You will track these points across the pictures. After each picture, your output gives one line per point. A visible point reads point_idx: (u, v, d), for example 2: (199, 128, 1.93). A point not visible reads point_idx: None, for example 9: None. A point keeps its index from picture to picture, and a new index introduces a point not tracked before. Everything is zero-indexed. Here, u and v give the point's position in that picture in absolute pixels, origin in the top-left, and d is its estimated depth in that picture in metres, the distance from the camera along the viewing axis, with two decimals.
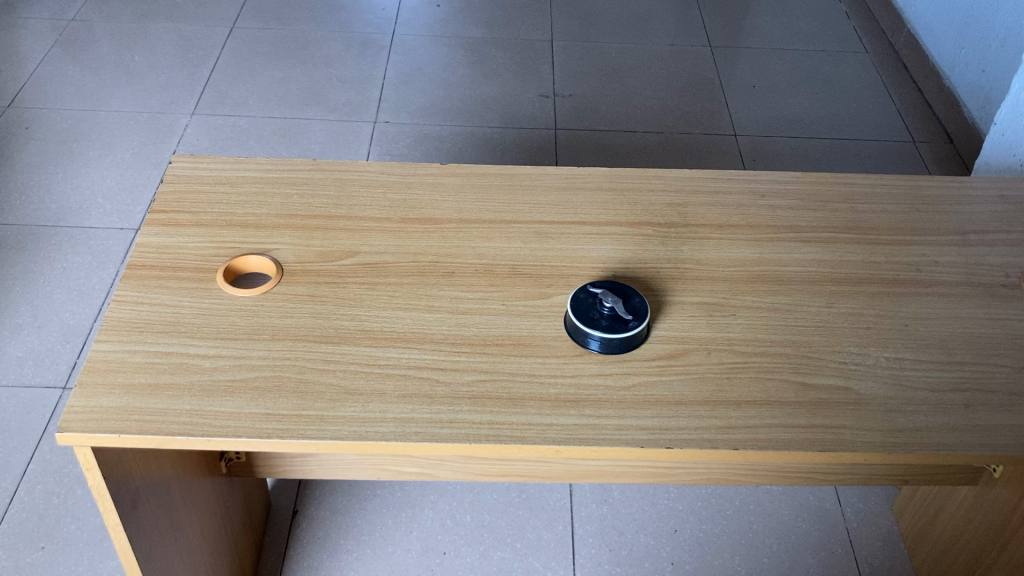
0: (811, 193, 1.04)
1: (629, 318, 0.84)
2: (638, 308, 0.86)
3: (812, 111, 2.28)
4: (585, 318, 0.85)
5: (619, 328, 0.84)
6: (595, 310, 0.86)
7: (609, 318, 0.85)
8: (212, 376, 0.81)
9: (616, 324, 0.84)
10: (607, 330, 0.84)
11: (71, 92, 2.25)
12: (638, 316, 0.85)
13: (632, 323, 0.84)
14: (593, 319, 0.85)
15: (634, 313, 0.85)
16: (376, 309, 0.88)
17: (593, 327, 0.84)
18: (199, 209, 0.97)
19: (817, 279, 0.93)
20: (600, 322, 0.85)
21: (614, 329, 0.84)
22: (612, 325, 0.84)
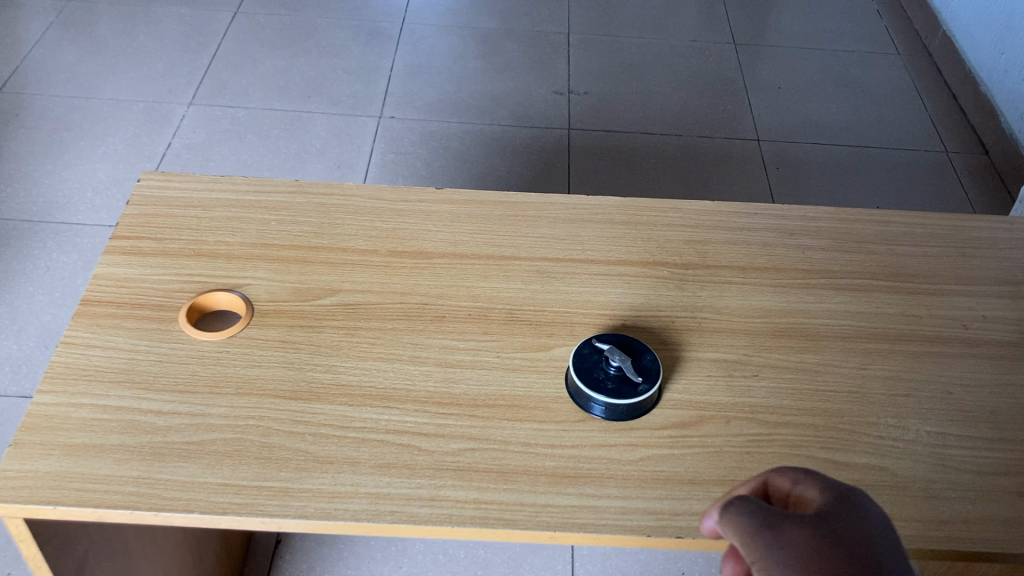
0: (844, 232, 0.94)
1: (639, 380, 0.74)
2: (650, 369, 0.76)
3: (840, 116, 2.17)
4: (589, 379, 0.75)
5: (626, 392, 0.74)
6: (601, 370, 0.76)
7: (616, 380, 0.75)
8: (165, 437, 0.71)
9: (624, 387, 0.74)
10: (613, 395, 0.74)
11: (64, 77, 2.15)
12: (648, 378, 0.75)
13: (642, 386, 0.74)
14: (597, 380, 0.75)
15: (644, 374, 0.75)
16: (356, 359, 0.78)
17: (597, 391, 0.74)
18: (165, 236, 0.87)
19: (851, 335, 0.83)
20: (605, 384, 0.75)
21: (621, 394, 0.74)
22: (620, 389, 0.74)
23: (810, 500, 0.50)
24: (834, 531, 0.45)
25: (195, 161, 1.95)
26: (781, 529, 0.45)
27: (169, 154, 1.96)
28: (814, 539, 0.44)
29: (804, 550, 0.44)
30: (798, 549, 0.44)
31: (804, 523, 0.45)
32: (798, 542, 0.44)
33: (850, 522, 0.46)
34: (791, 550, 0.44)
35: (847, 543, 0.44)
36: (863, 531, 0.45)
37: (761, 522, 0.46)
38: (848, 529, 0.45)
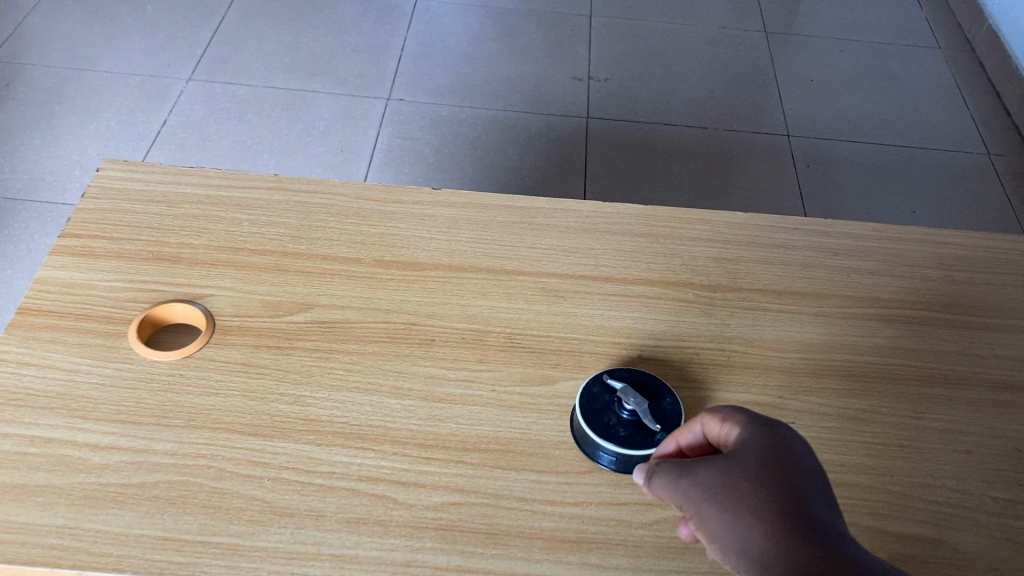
0: (895, 253, 0.82)
1: (657, 429, 0.63)
2: (669, 414, 0.65)
3: (876, 113, 2.04)
4: (598, 424, 0.64)
5: (641, 442, 0.63)
6: (612, 413, 0.65)
7: (630, 427, 0.64)
8: (100, 477, 0.61)
9: (638, 435, 0.64)
10: (624, 445, 0.63)
11: (59, 47, 2.05)
12: (667, 425, 0.64)
13: (659, 434, 0.63)
14: (608, 425, 0.64)
15: (663, 419, 0.64)
16: (329, 389, 0.68)
17: (606, 439, 0.63)
18: (122, 235, 0.77)
19: (902, 377, 0.72)
20: (616, 432, 0.64)
21: (635, 444, 0.63)
22: (634, 436, 0.64)
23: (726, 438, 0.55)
24: (741, 459, 0.51)
25: (191, 141, 1.84)
26: (697, 470, 0.52)
27: (165, 132, 1.85)
28: (727, 472, 0.51)
29: (716, 482, 0.50)
30: (711, 483, 0.50)
31: (717, 464, 0.51)
32: (710, 477, 0.51)
33: (755, 451, 0.52)
34: (704, 486, 0.51)
35: (756, 468, 0.50)
36: (767, 454, 0.51)
37: (682, 467, 0.53)
38: (757, 452, 0.52)
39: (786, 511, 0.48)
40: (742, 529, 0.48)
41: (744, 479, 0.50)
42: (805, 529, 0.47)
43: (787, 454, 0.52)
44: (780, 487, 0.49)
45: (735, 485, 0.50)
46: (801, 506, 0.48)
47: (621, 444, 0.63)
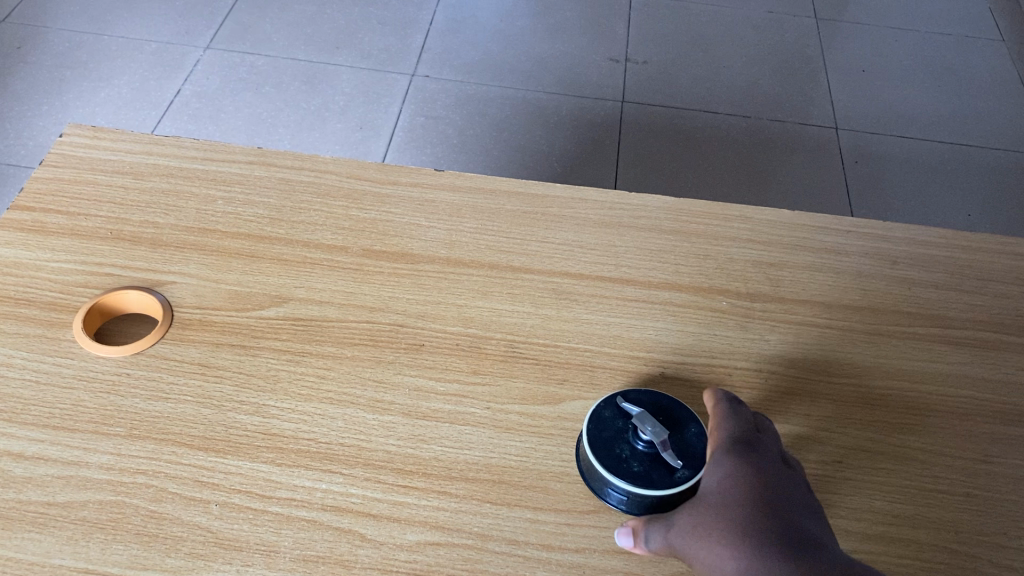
0: (964, 264, 0.71)
1: (679, 465, 0.51)
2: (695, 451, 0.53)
3: (932, 108, 1.91)
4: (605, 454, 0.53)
5: (657, 480, 0.51)
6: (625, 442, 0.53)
7: (646, 461, 0.52)
8: (21, 494, 0.52)
9: (655, 472, 0.52)
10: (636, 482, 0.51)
11: (75, 11, 1.97)
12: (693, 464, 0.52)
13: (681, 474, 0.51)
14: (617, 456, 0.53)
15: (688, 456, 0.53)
16: (296, 399, 0.58)
17: (616, 473, 0.52)
18: (79, 210, 0.68)
19: (971, 412, 0.61)
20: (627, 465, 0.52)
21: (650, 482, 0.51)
22: (651, 472, 0.52)
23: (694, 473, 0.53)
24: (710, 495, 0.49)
25: (205, 112, 1.76)
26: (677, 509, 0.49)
27: (178, 102, 1.77)
28: (708, 505, 0.48)
29: (695, 518, 0.48)
30: (690, 520, 0.48)
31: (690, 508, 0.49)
32: (688, 515, 0.49)
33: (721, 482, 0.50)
34: (685, 525, 0.48)
35: (737, 497, 0.48)
36: (732, 481, 0.49)
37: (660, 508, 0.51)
38: (735, 478, 0.50)
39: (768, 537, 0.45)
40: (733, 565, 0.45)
41: (726, 510, 0.48)
42: (797, 556, 0.44)
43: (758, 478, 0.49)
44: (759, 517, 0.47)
45: (717, 519, 0.47)
46: (791, 532, 0.46)
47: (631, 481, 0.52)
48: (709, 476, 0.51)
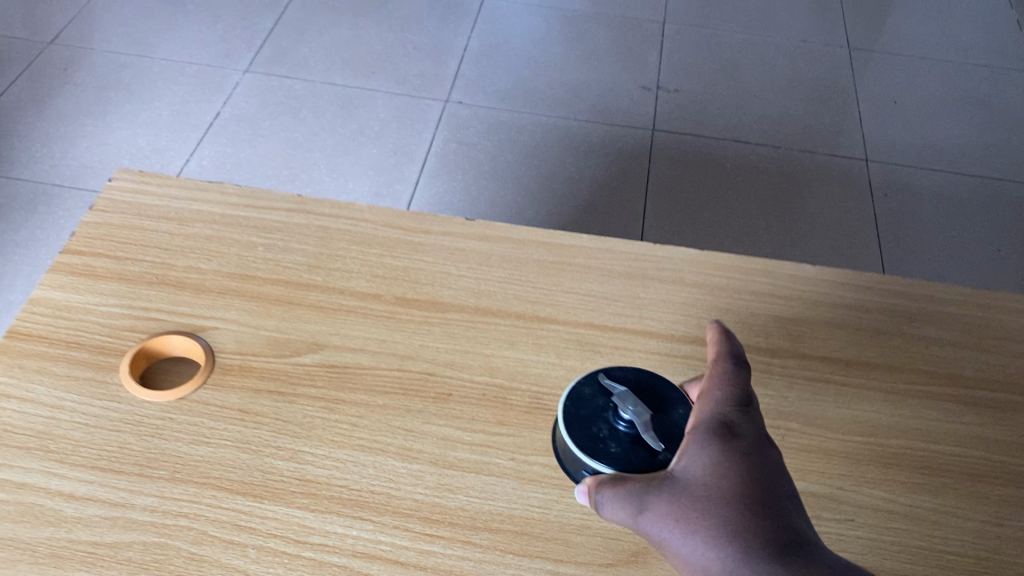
0: (982, 323, 0.73)
1: (659, 449, 0.54)
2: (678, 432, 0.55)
3: (963, 141, 1.90)
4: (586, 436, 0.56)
5: (637, 462, 0.54)
6: (608, 426, 0.56)
7: (622, 441, 0.55)
8: (71, 534, 0.56)
9: (637, 453, 0.54)
10: (618, 463, 0.54)
11: (120, 33, 2.03)
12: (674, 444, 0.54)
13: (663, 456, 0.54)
14: (598, 438, 0.56)
15: (671, 438, 0.55)
16: (330, 446, 0.61)
17: (590, 448, 0.55)
18: (126, 254, 0.71)
19: (985, 474, 0.63)
20: (609, 447, 0.55)
21: (632, 461, 0.54)
22: (623, 447, 0.55)
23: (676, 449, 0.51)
24: (697, 484, 0.48)
25: (244, 134, 1.80)
26: (657, 493, 0.48)
27: (218, 125, 1.81)
28: (698, 500, 0.47)
29: (681, 512, 0.47)
30: (675, 511, 0.47)
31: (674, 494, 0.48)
32: (672, 506, 0.47)
33: (706, 469, 0.48)
34: (669, 516, 0.47)
35: (726, 491, 0.47)
36: (720, 470, 0.48)
37: (634, 487, 0.49)
38: (722, 468, 0.48)
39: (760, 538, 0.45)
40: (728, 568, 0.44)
41: (716, 504, 0.47)
42: (799, 561, 0.44)
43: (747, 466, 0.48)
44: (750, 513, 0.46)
45: (706, 516, 0.46)
46: (788, 532, 0.45)
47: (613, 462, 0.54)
48: (693, 461, 0.49)
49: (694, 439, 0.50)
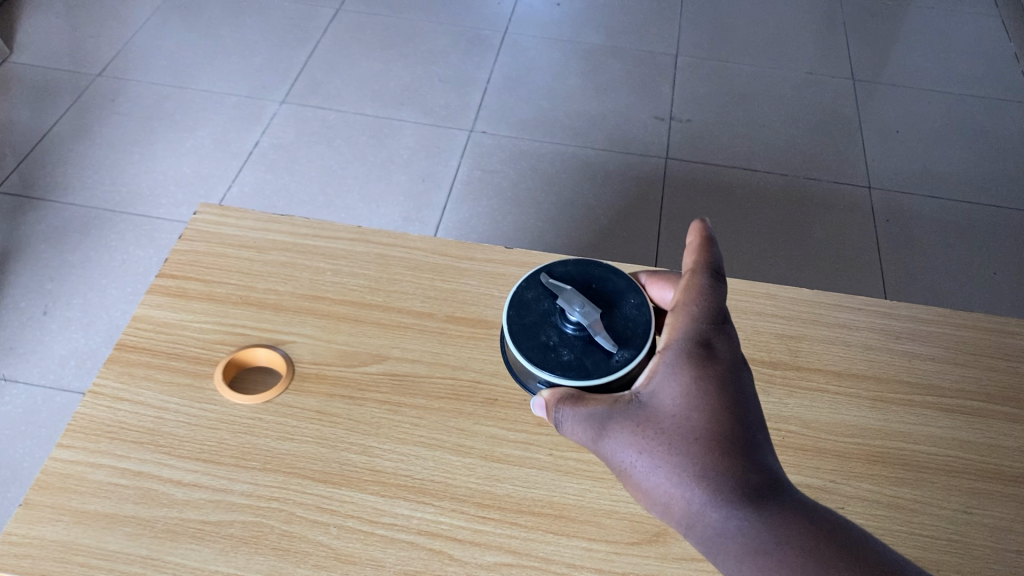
0: (960, 340, 0.83)
1: (613, 349, 0.60)
2: (626, 333, 0.62)
3: (961, 168, 1.96)
4: (536, 345, 0.62)
5: (591, 364, 0.60)
6: (557, 332, 0.63)
7: (573, 347, 0.62)
8: (182, 513, 0.66)
9: (591, 357, 0.61)
10: (574, 368, 0.60)
11: (162, 64, 2.07)
12: (625, 345, 0.61)
13: (617, 358, 0.60)
14: (550, 346, 0.62)
15: (622, 340, 0.62)
16: (395, 442, 0.72)
17: (546, 355, 0.61)
18: (213, 278, 0.82)
19: (957, 470, 0.73)
20: (561, 352, 0.61)
21: (588, 366, 0.60)
22: (576, 352, 0.61)
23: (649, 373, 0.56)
24: (662, 416, 0.53)
25: (282, 163, 1.86)
26: (626, 424, 0.54)
27: (257, 153, 1.87)
28: (663, 435, 0.52)
29: (647, 442, 0.53)
30: (642, 441, 0.53)
31: (640, 427, 0.53)
32: (639, 435, 0.53)
33: (672, 402, 0.53)
34: (637, 445, 0.53)
35: (688, 426, 0.52)
36: (685, 403, 0.53)
37: (604, 414, 0.56)
38: (688, 392, 0.53)
39: (716, 474, 0.50)
40: (686, 497, 0.50)
41: (679, 433, 0.52)
42: (752, 500, 0.49)
43: (710, 399, 0.53)
44: (709, 448, 0.51)
45: (671, 446, 0.52)
46: (745, 467, 0.50)
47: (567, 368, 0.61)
48: (663, 386, 0.54)
49: (666, 359, 0.55)
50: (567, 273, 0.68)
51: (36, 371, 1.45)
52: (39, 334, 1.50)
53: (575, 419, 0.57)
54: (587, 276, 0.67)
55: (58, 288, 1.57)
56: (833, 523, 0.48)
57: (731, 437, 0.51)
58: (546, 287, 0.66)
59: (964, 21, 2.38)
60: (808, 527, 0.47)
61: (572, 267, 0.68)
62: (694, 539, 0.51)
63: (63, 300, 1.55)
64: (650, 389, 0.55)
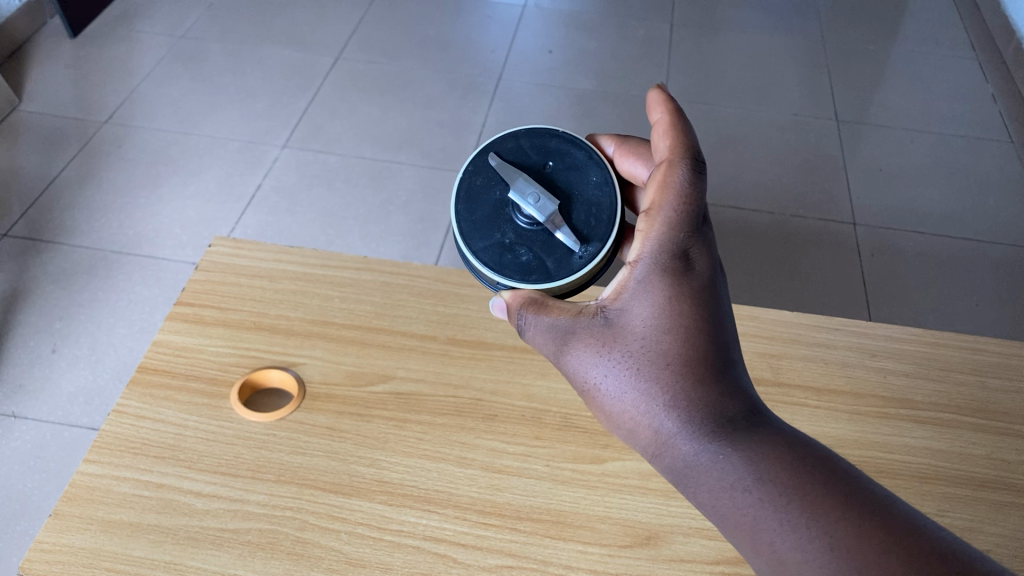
0: (932, 358, 0.88)
1: (575, 249, 0.66)
2: (586, 226, 0.68)
3: (943, 206, 1.97)
4: (494, 246, 0.68)
5: (552, 265, 0.66)
6: (515, 228, 0.68)
7: (532, 250, 0.67)
8: (202, 521, 0.70)
9: (553, 254, 0.67)
10: (537, 269, 0.66)
11: (167, 112, 2.13)
12: (586, 239, 0.67)
13: (579, 253, 0.66)
14: (508, 246, 0.68)
15: (584, 235, 0.67)
16: (401, 455, 0.76)
17: (507, 261, 0.67)
18: (228, 306, 0.88)
19: (930, 476, 0.77)
20: (521, 251, 0.67)
21: (551, 266, 0.66)
22: (535, 253, 0.67)
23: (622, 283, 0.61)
24: (636, 336, 0.58)
25: (283, 205, 1.89)
26: (595, 340, 0.60)
27: (259, 196, 1.90)
28: (636, 357, 0.58)
29: (616, 360, 0.58)
30: (611, 359, 0.59)
31: (613, 345, 0.59)
32: (608, 352, 0.59)
33: (645, 320, 0.58)
34: (606, 362, 0.59)
35: (659, 348, 0.57)
36: (657, 324, 0.58)
37: (572, 327, 0.61)
38: (655, 309, 0.58)
39: (685, 396, 0.55)
40: (651, 412, 0.56)
41: (645, 351, 0.57)
42: (719, 420, 0.54)
43: (681, 321, 0.57)
44: (678, 372, 0.56)
45: (638, 365, 0.57)
46: (712, 388, 0.55)
47: (529, 269, 0.67)
48: (631, 303, 0.59)
49: (635, 276, 0.60)
50: (517, 156, 0.72)
51: (45, 406, 1.47)
52: (47, 371, 1.52)
53: (538, 326, 0.63)
54: (538, 158, 0.72)
55: (66, 327, 1.60)
56: (795, 440, 0.53)
57: (699, 358, 0.56)
58: (500, 178, 0.70)
59: (942, 65, 2.46)
60: (775, 444, 0.52)
61: (521, 150, 0.73)
62: (657, 451, 0.56)
63: (71, 339, 1.57)
64: (619, 304, 0.60)
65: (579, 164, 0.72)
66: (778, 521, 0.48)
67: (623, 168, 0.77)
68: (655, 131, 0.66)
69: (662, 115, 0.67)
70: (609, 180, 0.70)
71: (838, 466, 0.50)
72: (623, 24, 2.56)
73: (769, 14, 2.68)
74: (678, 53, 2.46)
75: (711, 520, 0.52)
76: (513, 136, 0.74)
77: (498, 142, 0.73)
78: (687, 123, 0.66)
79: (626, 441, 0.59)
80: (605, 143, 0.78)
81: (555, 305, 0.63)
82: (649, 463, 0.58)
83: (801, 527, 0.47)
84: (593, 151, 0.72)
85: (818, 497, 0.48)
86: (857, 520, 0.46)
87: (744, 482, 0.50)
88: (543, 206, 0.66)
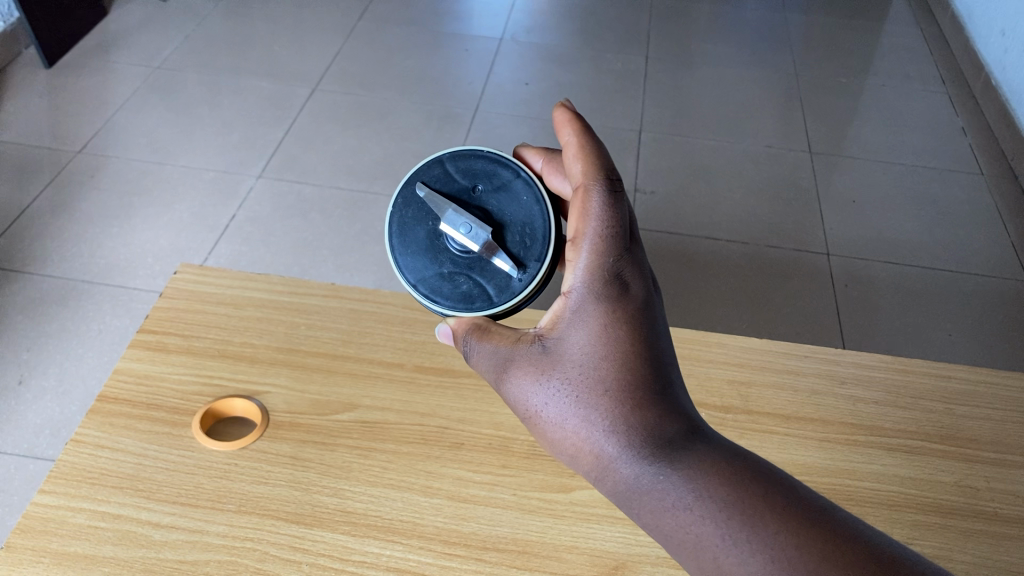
0: (901, 386, 0.88)
1: (514, 275, 0.69)
2: (521, 248, 0.70)
3: (917, 237, 1.99)
4: (434, 281, 0.71)
5: (495, 292, 0.69)
6: (453, 256, 0.71)
7: (471, 279, 0.70)
8: (160, 553, 0.68)
9: (492, 280, 0.70)
10: (479, 296, 0.69)
11: (142, 142, 2.11)
12: (523, 263, 0.69)
13: (517, 277, 0.69)
14: (447, 278, 0.71)
15: (520, 260, 0.70)
16: (365, 485, 0.75)
17: (450, 293, 0.70)
18: (191, 333, 0.86)
19: (898, 503, 0.77)
20: (460, 280, 0.70)
21: (492, 292, 0.69)
22: (473, 282, 0.70)
23: (559, 313, 0.59)
24: (578, 364, 0.57)
25: (257, 235, 1.87)
26: (534, 368, 0.59)
27: (233, 226, 1.89)
28: (578, 387, 0.56)
29: (555, 387, 0.57)
30: (550, 387, 0.58)
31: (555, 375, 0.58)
32: (547, 380, 0.58)
33: (587, 348, 0.57)
34: (546, 390, 0.58)
35: (602, 375, 0.56)
36: (599, 352, 0.56)
37: (511, 355, 0.61)
38: (590, 336, 0.57)
39: (629, 423, 0.54)
40: (592, 438, 0.55)
41: (583, 378, 0.56)
42: (662, 445, 0.53)
43: (620, 349, 0.56)
44: (620, 400, 0.55)
45: (577, 392, 0.56)
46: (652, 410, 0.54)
47: (472, 297, 0.70)
48: (567, 332, 0.58)
49: (570, 306, 0.58)
50: (444, 183, 0.73)
51: (10, 438, 1.44)
52: (13, 403, 1.49)
53: (481, 353, 0.63)
54: (466, 182, 0.73)
55: (34, 357, 1.57)
56: (737, 458, 0.53)
57: (638, 381, 0.55)
58: (431, 209, 0.72)
59: (913, 99, 2.49)
60: (717, 466, 0.52)
61: (447, 174, 0.73)
62: (600, 475, 0.55)
63: (39, 370, 1.55)
64: (555, 333, 0.59)
65: (507, 183, 0.72)
66: (721, 537, 0.49)
67: (552, 184, 0.76)
68: (566, 155, 0.64)
69: (571, 135, 0.65)
70: (539, 198, 0.72)
71: (778, 485, 0.51)
72: (599, 58, 2.58)
73: (743, 48, 2.71)
74: (653, 86, 2.47)
75: (656, 540, 0.53)
76: (438, 160, 0.74)
77: (423, 169, 0.74)
78: (596, 144, 0.64)
79: (570, 465, 0.58)
80: (531, 157, 0.77)
81: (496, 329, 0.64)
82: (593, 485, 0.57)
83: (742, 542, 0.48)
84: (519, 169, 0.73)
85: (758, 511, 0.49)
86: (797, 534, 0.48)
87: (685, 502, 0.51)
88: (476, 236, 0.68)
